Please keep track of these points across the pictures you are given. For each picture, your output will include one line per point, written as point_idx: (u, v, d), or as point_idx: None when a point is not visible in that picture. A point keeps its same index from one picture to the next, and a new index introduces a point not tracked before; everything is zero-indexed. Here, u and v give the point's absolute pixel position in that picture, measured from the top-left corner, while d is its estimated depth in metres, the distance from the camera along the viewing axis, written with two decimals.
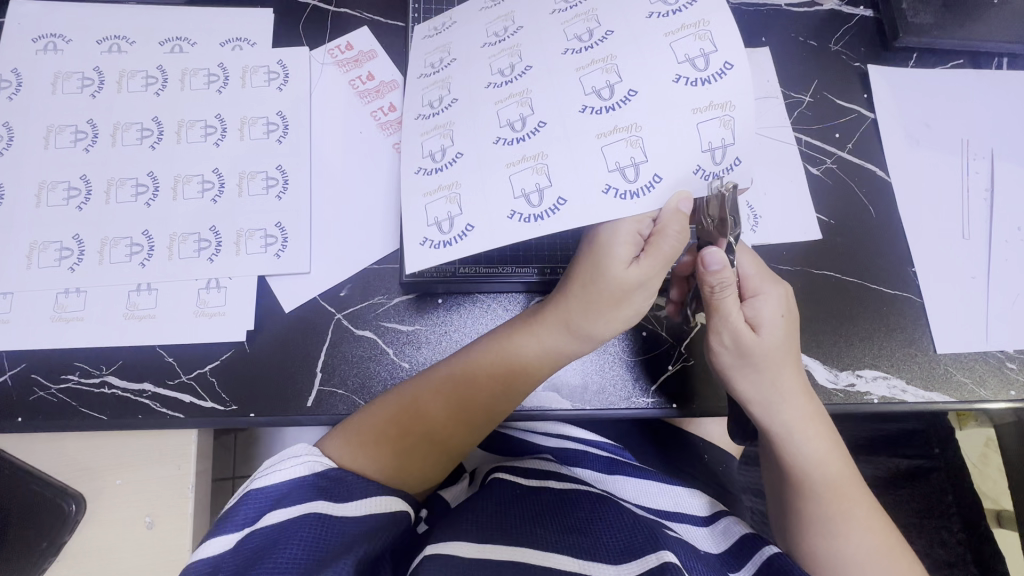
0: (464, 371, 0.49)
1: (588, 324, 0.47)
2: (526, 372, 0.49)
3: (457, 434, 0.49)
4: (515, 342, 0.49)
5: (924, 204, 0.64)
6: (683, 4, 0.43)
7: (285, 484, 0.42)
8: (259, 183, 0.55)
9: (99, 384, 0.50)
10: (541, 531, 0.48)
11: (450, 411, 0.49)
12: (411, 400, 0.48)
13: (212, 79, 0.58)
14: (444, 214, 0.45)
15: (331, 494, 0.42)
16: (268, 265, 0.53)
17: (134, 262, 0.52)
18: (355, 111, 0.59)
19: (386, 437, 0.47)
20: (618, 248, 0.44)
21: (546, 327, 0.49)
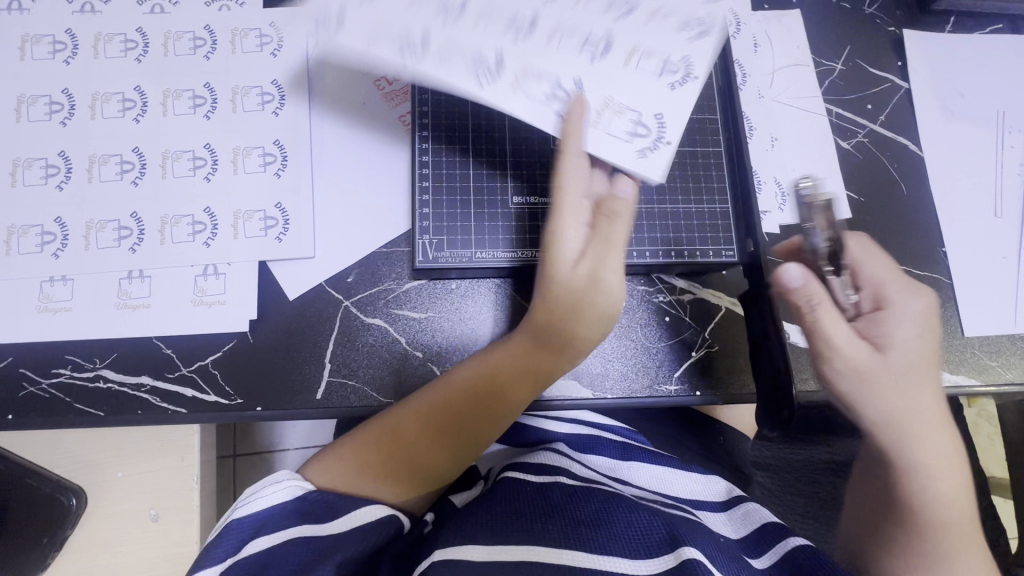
0: (443, 404, 0.47)
1: (565, 344, 0.47)
2: (507, 396, 0.47)
3: (436, 465, 0.47)
4: (497, 361, 0.47)
5: (955, 180, 0.61)
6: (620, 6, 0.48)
7: (268, 510, 0.42)
8: (256, 159, 0.51)
9: (92, 378, 0.47)
10: (556, 527, 0.46)
11: (430, 441, 0.47)
12: (394, 429, 0.47)
13: (198, 43, 0.53)
14: (622, 120, 0.47)
15: (311, 517, 0.42)
16: (270, 249, 0.50)
17: (123, 247, 0.48)
18: (355, 79, 0.55)
19: (375, 463, 0.46)
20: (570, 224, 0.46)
21: (526, 347, 0.47)
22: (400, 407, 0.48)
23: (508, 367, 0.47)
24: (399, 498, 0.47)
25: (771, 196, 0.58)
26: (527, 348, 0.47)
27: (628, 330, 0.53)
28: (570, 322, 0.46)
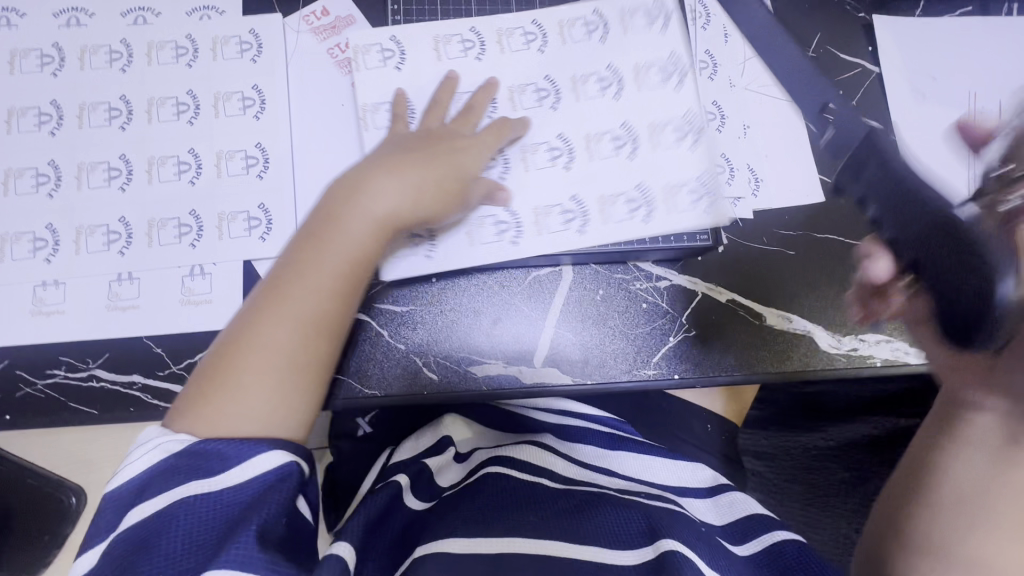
0: (296, 275, 0.46)
1: (319, 239, 0.47)
2: (351, 266, 0.47)
3: (306, 352, 0.45)
4: (294, 246, 0.47)
5: (928, 162, 0.62)
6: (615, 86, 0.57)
7: (145, 472, 0.39)
8: (239, 163, 0.53)
9: (86, 378, 0.48)
10: (534, 518, 0.48)
11: (294, 319, 0.45)
12: (232, 339, 0.45)
13: (181, 52, 0.55)
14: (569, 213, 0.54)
15: (195, 470, 0.39)
16: (254, 249, 0.51)
17: (113, 251, 0.50)
18: (334, 83, 0.56)
19: (215, 373, 0.43)
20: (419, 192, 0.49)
21: (287, 257, 0.47)
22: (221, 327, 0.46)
23: (369, 222, 0.48)
24: (261, 405, 0.42)
25: (744, 182, 0.59)
26: (354, 220, 0.47)
27: (607, 318, 0.54)
28: (327, 231, 0.47)
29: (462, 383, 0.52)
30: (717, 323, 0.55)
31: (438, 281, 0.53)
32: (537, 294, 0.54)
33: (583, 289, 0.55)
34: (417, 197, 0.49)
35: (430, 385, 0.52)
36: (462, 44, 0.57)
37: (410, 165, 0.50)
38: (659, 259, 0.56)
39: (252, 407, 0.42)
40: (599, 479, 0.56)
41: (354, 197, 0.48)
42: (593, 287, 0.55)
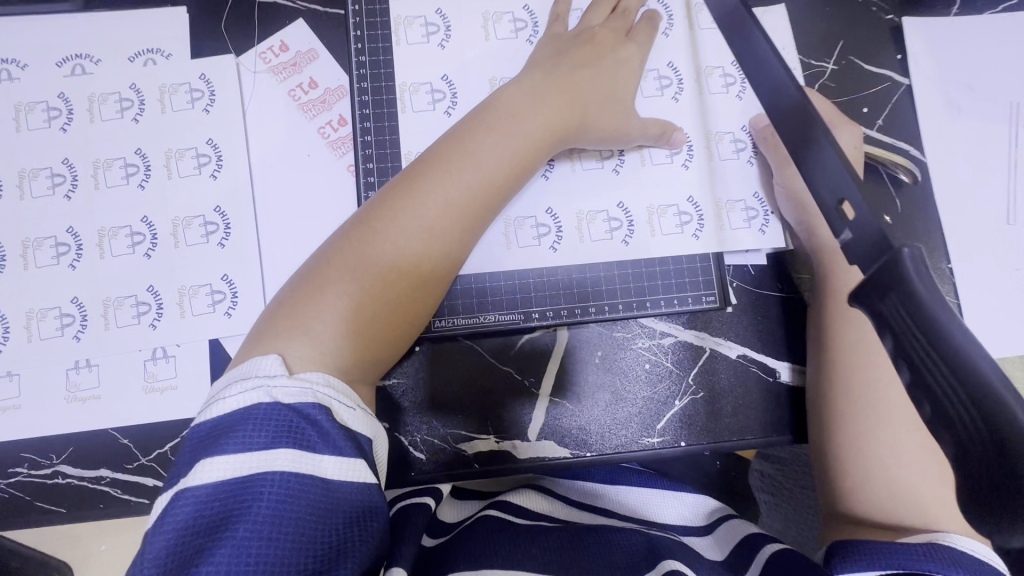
0: (409, 198, 0.42)
1: (421, 183, 0.43)
2: (474, 200, 0.43)
3: (401, 283, 0.41)
4: (392, 195, 0.43)
5: (961, 185, 0.55)
6: (676, 79, 0.52)
7: (242, 413, 0.34)
8: (197, 230, 0.48)
9: (51, 475, 0.45)
10: (536, 548, 0.42)
11: (396, 246, 0.41)
12: (322, 277, 0.41)
13: (125, 104, 0.49)
14: (543, 229, 0.50)
15: (297, 437, 0.33)
16: (220, 326, 0.47)
17: (67, 336, 0.46)
18: (298, 129, 0.51)
19: (297, 310, 0.39)
20: (510, 141, 0.45)
21: (394, 196, 0.43)
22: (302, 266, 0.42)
23: (483, 161, 0.44)
24: (347, 333, 0.39)
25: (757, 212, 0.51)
26: (475, 163, 0.43)
27: (606, 382, 0.50)
28: (434, 172, 0.43)
29: (515, 405, 0.50)
30: (725, 382, 0.51)
31: (516, 273, 0.49)
32: (527, 359, 0.50)
33: (579, 351, 0.50)
34: (525, 153, 0.45)
35: (414, 465, 0.49)
36: (430, 95, 0.50)
37: (575, 104, 0.47)
38: (663, 315, 0.51)
39: (341, 328, 0.39)
40: (596, 517, 0.51)
41: (472, 138, 0.44)
42: (590, 348, 0.50)
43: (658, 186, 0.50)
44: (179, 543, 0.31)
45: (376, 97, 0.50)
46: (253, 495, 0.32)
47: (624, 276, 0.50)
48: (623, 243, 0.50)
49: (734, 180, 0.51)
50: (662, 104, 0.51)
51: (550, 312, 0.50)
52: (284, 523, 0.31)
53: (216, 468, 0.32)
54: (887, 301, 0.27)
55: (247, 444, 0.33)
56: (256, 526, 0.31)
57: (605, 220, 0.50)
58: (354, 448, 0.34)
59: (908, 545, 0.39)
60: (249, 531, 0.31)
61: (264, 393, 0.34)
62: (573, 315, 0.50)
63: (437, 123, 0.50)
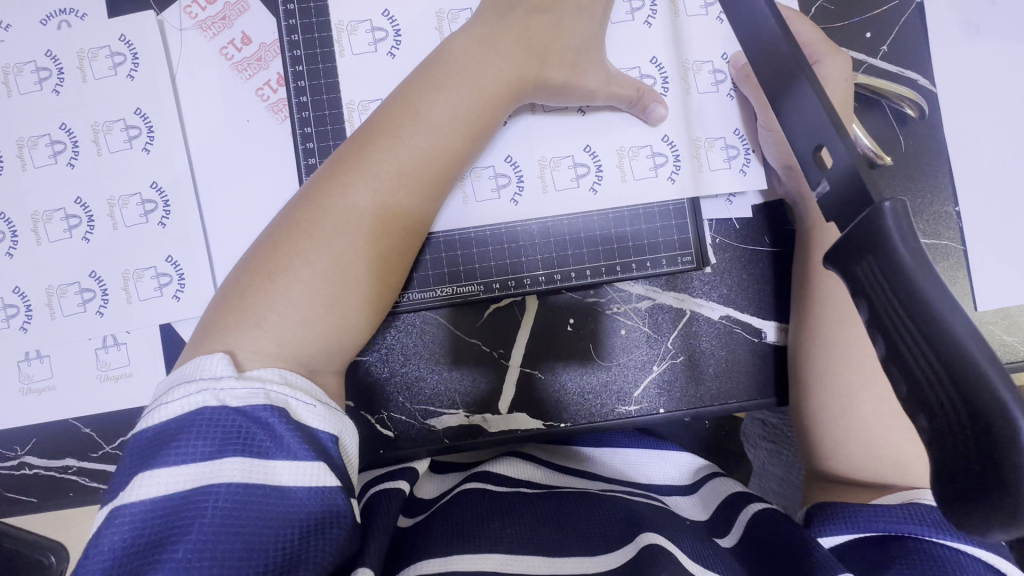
0: (359, 170, 0.37)
1: (371, 154, 0.38)
2: (432, 166, 0.39)
3: (362, 263, 0.37)
4: (341, 172, 0.38)
5: (974, 118, 0.49)
6: (650, 4, 0.46)
7: (180, 422, 0.30)
8: (135, 209, 0.45)
9: (18, 466, 0.45)
10: (511, 529, 0.40)
11: (350, 223, 0.36)
12: (271, 272, 0.35)
13: (43, 74, 0.45)
14: (501, 180, 0.45)
15: (246, 444, 0.29)
16: (169, 310, 0.45)
17: (13, 327, 0.44)
18: (232, 92, 0.46)
19: (244, 311, 0.35)
20: (468, 94, 0.39)
21: (343, 172, 0.38)
22: (246, 261, 0.37)
23: (437, 122, 0.39)
24: (306, 324, 0.35)
25: (742, 151, 0.46)
26: (428, 124, 0.38)
27: (585, 354, 0.47)
28: (385, 139, 0.38)
29: (487, 378, 0.47)
30: (708, 346, 0.48)
31: (475, 231, 0.45)
32: (490, 328, 0.47)
33: (549, 320, 0.47)
34: (482, 108, 0.40)
35: (385, 442, 0.47)
36: (371, 33, 0.44)
37: (534, 52, 0.41)
38: (639, 278, 0.47)
39: (300, 320, 0.35)
40: (578, 482, 0.49)
41: (422, 95, 0.39)
42: (561, 316, 0.47)
43: (629, 128, 0.45)
44: (114, 569, 0.27)
45: (309, 52, 0.44)
46: (195, 510, 0.28)
47: (592, 239, 0.46)
48: (591, 191, 0.45)
49: (710, 115, 0.46)
50: (634, 32, 0.46)
51: (514, 281, 0.46)
52: (231, 539, 0.28)
53: (154, 482, 0.28)
54: (863, 265, 0.22)
55: (189, 455, 0.29)
56: (198, 543, 0.27)
57: (572, 168, 0.45)
58: (311, 449, 0.30)
59: (887, 505, 0.37)
60: (189, 550, 0.27)
61: (210, 396, 0.30)
62: (538, 283, 0.46)
63: (381, 66, 0.44)
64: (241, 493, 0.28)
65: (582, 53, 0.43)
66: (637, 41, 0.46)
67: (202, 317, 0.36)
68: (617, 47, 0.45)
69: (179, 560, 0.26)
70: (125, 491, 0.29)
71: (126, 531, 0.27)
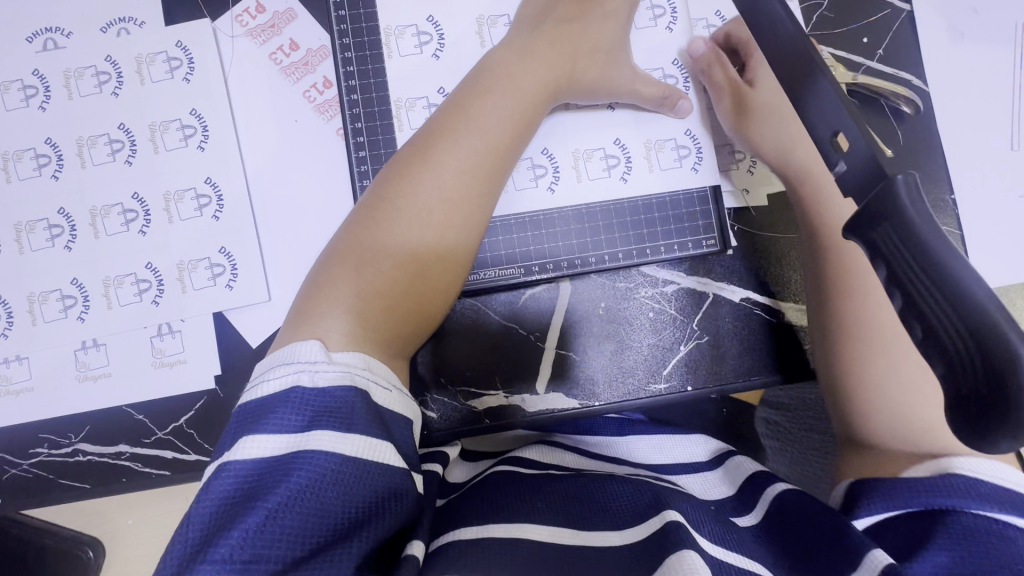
0: (421, 172, 0.41)
1: (431, 157, 0.41)
2: (486, 163, 0.42)
3: (430, 253, 0.40)
4: (405, 173, 0.41)
5: (965, 115, 0.54)
6: (669, 12, 0.50)
7: (277, 397, 0.33)
8: (190, 204, 0.47)
9: (72, 453, 0.46)
10: (542, 504, 0.42)
11: (416, 220, 0.40)
12: (349, 265, 0.39)
13: (103, 78, 0.48)
14: (536, 171, 0.48)
15: (332, 420, 0.32)
16: (222, 299, 0.47)
17: (71, 317, 0.46)
18: (281, 94, 0.49)
19: (328, 299, 0.38)
20: (514, 99, 0.43)
21: (407, 174, 0.41)
22: (323, 257, 0.41)
23: (489, 125, 0.42)
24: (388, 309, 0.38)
25: (748, 158, 0.51)
26: (480, 128, 0.42)
27: (622, 339, 0.50)
28: (443, 142, 0.41)
29: (527, 362, 0.50)
30: (730, 325, 0.51)
31: (513, 219, 0.49)
32: (526, 314, 0.50)
33: (583, 304, 0.50)
34: (527, 109, 0.43)
35: (426, 424, 0.49)
36: (416, 38, 0.47)
37: (569, 56, 0.45)
38: (664, 262, 0.50)
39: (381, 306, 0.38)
40: (603, 464, 0.51)
41: (473, 102, 0.43)
42: (593, 302, 0.50)
43: (654, 123, 0.49)
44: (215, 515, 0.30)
45: (359, 54, 0.47)
46: (285, 471, 0.31)
47: (623, 226, 0.49)
48: (622, 180, 0.49)
49: None
50: (657, 36, 0.50)
51: (551, 265, 0.49)
52: (314, 499, 0.30)
53: (253, 446, 0.32)
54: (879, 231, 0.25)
55: (284, 425, 0.32)
56: (287, 500, 0.30)
57: (603, 160, 0.49)
58: (380, 430, 0.34)
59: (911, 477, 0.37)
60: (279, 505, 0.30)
61: (303, 376, 0.33)
62: (571, 268, 0.49)
63: (425, 67, 0.47)
64: (324, 460, 0.31)
65: (612, 55, 0.47)
66: (659, 46, 0.50)
67: (292, 306, 0.40)
68: (641, 49, 0.50)
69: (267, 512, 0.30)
70: (227, 453, 0.32)
71: (227, 484, 0.31)
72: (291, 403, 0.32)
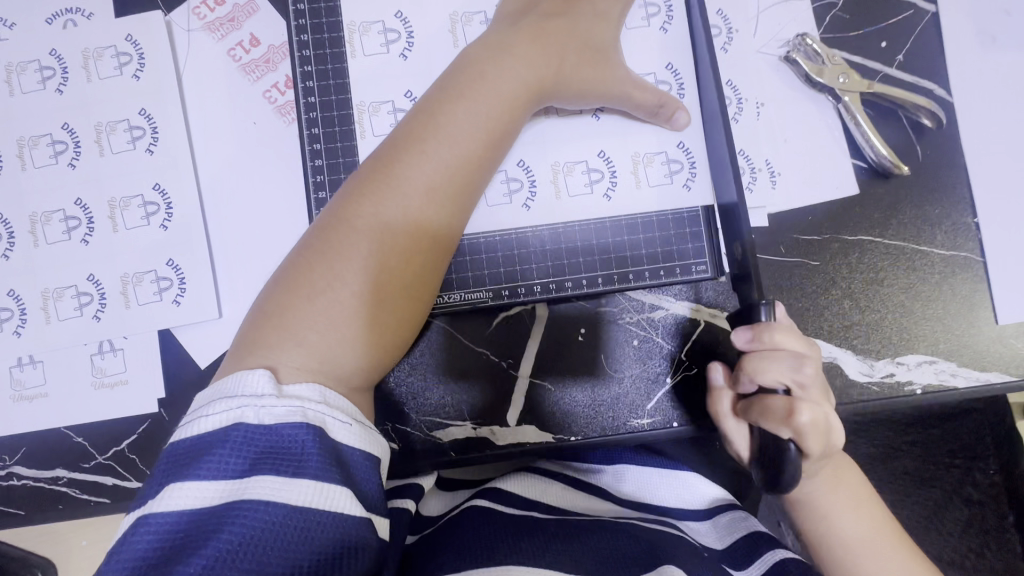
0: (385, 185, 0.37)
1: (396, 168, 0.37)
2: (458, 176, 0.38)
3: (398, 279, 0.36)
4: (367, 188, 0.37)
5: (993, 131, 0.49)
6: (664, 12, 0.45)
7: (215, 435, 0.29)
8: (136, 212, 0.44)
9: (6, 477, 0.43)
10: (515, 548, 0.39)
11: (381, 241, 0.36)
12: (301, 293, 0.35)
13: (46, 74, 0.44)
14: (512, 184, 0.44)
15: (276, 464, 0.29)
16: (169, 315, 0.44)
17: (7, 332, 0.43)
18: (239, 94, 0.45)
19: (275, 331, 0.34)
20: (491, 103, 0.39)
21: (369, 189, 0.37)
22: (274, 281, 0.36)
23: (462, 134, 0.38)
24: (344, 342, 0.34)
25: (743, 172, 0.47)
26: (451, 137, 0.38)
27: (611, 368, 0.46)
28: (410, 152, 0.37)
29: (499, 392, 0.46)
30: (723, 355, 0.46)
31: (485, 236, 0.44)
32: (500, 338, 0.46)
33: (561, 329, 0.46)
34: (505, 114, 0.39)
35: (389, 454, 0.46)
36: (384, 35, 0.43)
37: (553, 54, 0.40)
38: (651, 287, 0.46)
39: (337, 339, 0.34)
40: (589, 499, 0.48)
41: (444, 107, 0.38)
42: (573, 326, 0.46)
43: (641, 143, 0.44)
44: (135, 573, 0.26)
45: (319, 53, 0.43)
46: (216, 525, 0.27)
47: (605, 246, 0.45)
48: (606, 197, 0.44)
49: None
50: (651, 38, 0.45)
51: (525, 287, 0.45)
52: (248, 559, 0.27)
53: (183, 494, 0.28)
54: None
55: (220, 471, 0.28)
56: (215, 560, 0.26)
57: (587, 174, 0.44)
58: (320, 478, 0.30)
59: None
60: (206, 566, 0.26)
61: (248, 412, 0.29)
62: (548, 291, 0.45)
63: (392, 67, 0.43)
64: (265, 513, 0.28)
65: (600, 58, 0.42)
66: (652, 49, 0.45)
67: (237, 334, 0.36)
68: (633, 51, 0.45)
69: (192, 573, 0.26)
70: (158, 497, 0.29)
71: (153, 537, 0.27)
72: (228, 447, 0.28)
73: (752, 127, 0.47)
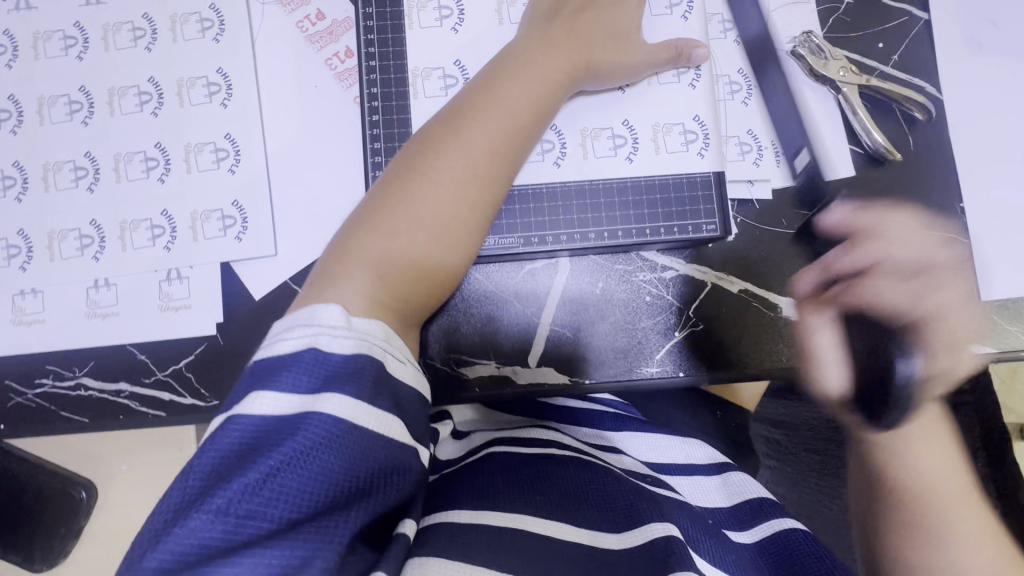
0: (448, 145, 0.42)
1: (459, 130, 0.42)
2: (511, 141, 0.43)
3: (455, 227, 0.41)
4: (431, 147, 0.42)
5: (979, 127, 0.54)
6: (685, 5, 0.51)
7: (291, 357, 0.33)
8: (208, 157, 0.49)
9: (74, 386, 0.48)
10: (538, 496, 0.42)
11: (445, 193, 0.41)
12: (372, 233, 0.40)
13: (139, 33, 0.50)
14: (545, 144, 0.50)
15: (345, 383, 0.32)
16: (231, 249, 0.49)
17: (86, 256, 0.48)
18: (304, 60, 0.51)
19: (346, 265, 0.39)
20: (541, 81, 0.44)
21: (434, 148, 0.42)
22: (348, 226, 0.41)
23: (515, 104, 0.43)
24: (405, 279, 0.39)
25: (750, 150, 0.52)
26: (507, 107, 0.43)
27: (624, 320, 0.51)
28: (471, 117, 0.42)
29: (521, 335, 0.51)
30: (727, 315, 0.51)
31: (518, 191, 0.49)
32: (536, 286, 0.51)
33: (581, 280, 0.51)
34: (552, 90, 0.45)
35: None
36: (437, 12, 0.49)
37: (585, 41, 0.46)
38: (666, 246, 0.51)
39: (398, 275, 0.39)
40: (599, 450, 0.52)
41: (499, 81, 0.44)
42: (591, 280, 0.51)
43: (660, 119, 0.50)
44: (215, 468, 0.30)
45: (381, 25, 0.49)
46: (291, 432, 0.31)
47: (625, 206, 0.50)
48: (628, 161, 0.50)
49: (728, 117, 0.52)
50: (673, 27, 0.51)
51: (551, 239, 0.50)
52: (315, 464, 0.31)
53: (262, 404, 0.32)
54: None
55: (294, 386, 0.32)
56: (287, 460, 0.30)
57: (612, 141, 0.50)
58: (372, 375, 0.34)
59: None
60: (279, 466, 0.30)
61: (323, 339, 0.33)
62: (572, 244, 0.50)
63: (443, 41, 0.49)
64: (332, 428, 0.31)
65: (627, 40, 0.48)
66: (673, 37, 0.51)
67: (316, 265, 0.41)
68: (656, 38, 0.51)
69: (266, 469, 0.30)
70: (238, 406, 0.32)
71: (231, 439, 0.31)
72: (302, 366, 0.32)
73: (761, 109, 0.52)
